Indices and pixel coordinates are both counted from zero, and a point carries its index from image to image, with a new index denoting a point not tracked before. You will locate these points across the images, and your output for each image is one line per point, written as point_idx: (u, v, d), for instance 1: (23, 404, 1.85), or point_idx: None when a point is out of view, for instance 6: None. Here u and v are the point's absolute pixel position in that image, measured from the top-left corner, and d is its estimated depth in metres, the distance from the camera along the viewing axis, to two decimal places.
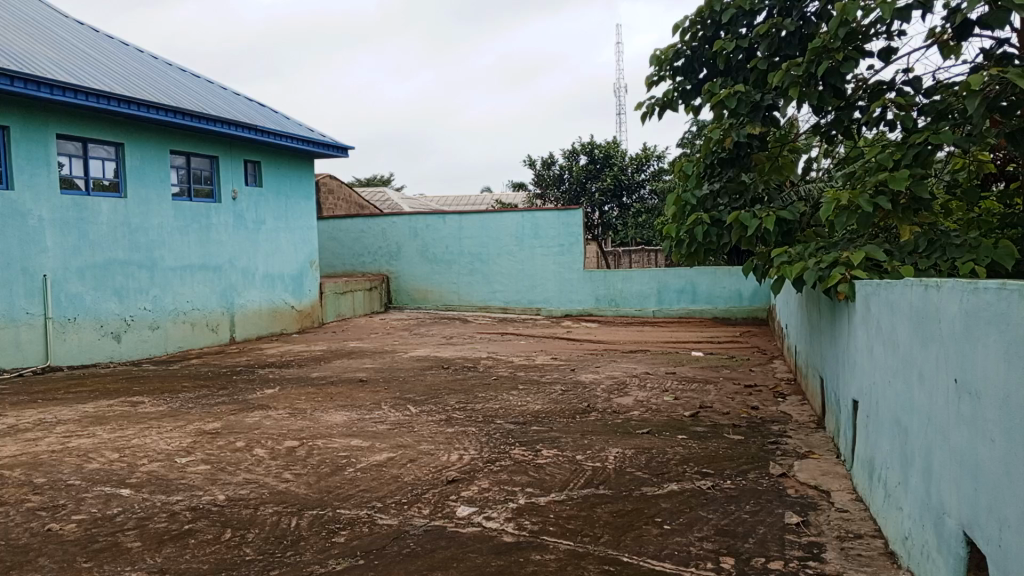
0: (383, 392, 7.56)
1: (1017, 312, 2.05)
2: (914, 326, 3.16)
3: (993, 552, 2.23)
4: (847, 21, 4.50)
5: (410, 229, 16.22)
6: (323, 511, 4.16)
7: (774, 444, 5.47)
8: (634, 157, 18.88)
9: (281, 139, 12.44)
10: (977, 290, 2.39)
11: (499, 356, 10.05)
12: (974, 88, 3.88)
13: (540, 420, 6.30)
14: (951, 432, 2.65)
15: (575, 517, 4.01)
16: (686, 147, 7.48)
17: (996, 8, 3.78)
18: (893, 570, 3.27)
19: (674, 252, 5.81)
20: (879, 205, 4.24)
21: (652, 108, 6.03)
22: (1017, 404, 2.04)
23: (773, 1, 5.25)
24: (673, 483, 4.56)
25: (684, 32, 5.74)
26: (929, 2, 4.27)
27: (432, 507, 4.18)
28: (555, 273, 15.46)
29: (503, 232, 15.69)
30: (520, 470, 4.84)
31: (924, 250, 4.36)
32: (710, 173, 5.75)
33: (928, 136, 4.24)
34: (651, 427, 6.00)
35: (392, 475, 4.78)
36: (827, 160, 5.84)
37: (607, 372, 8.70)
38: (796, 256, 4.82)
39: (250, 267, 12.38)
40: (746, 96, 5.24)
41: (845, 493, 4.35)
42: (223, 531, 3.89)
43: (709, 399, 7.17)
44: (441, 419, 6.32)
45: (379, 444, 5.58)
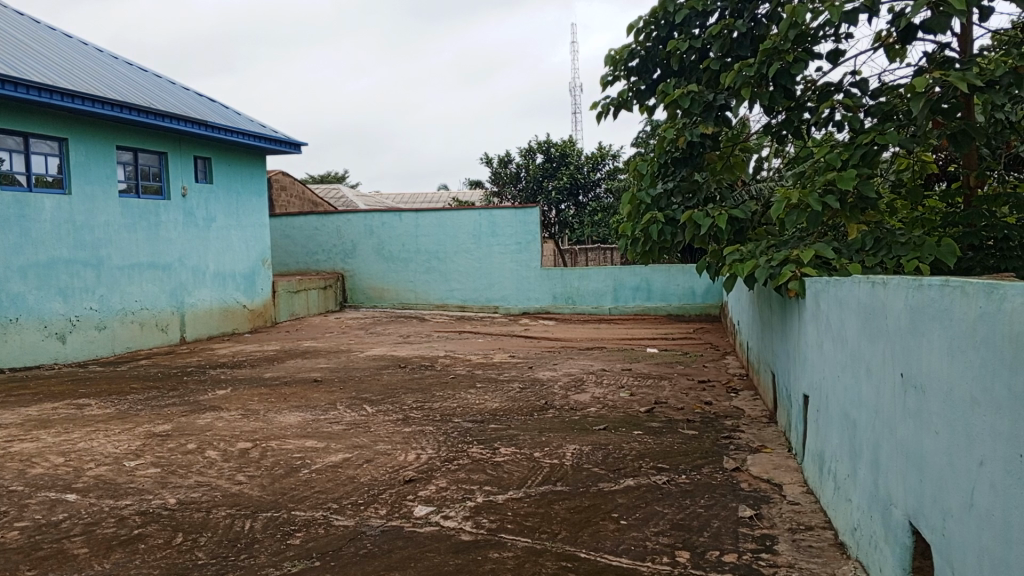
0: (339, 393, 7.47)
1: (959, 307, 2.12)
2: (862, 323, 3.24)
3: (937, 542, 2.30)
4: (796, 23, 4.58)
5: (366, 226, 16.08)
6: (278, 514, 4.09)
7: (727, 439, 5.56)
8: (590, 156, 18.97)
9: (233, 134, 12.21)
10: (921, 286, 2.47)
11: (457, 355, 10.02)
12: (918, 90, 3.99)
13: (498, 418, 6.30)
14: (897, 426, 2.72)
15: (532, 514, 4.02)
16: (641, 146, 7.55)
17: (939, 12, 3.89)
18: (842, 560, 3.35)
19: (629, 251, 5.85)
20: (828, 204, 4.34)
21: (607, 107, 6.07)
22: (959, 396, 2.11)
23: (725, 2, 5.32)
24: (629, 479, 4.61)
25: (639, 32, 5.80)
26: (875, 5, 4.37)
27: (390, 507, 4.15)
28: (512, 271, 15.49)
29: (460, 230, 15.65)
30: (477, 469, 4.83)
31: (870, 248, 4.47)
32: (664, 173, 5.84)
33: (874, 136, 4.34)
34: (608, 424, 6.05)
35: (348, 476, 4.73)
36: (777, 160, 5.95)
37: (564, 370, 8.74)
38: (748, 254, 4.91)
39: (201, 265, 12.13)
40: (699, 96, 5.29)
41: (796, 486, 4.45)
42: (173, 536, 3.80)
43: (663, 395, 7.26)
44: (399, 419, 6.28)
45: (335, 444, 5.52)
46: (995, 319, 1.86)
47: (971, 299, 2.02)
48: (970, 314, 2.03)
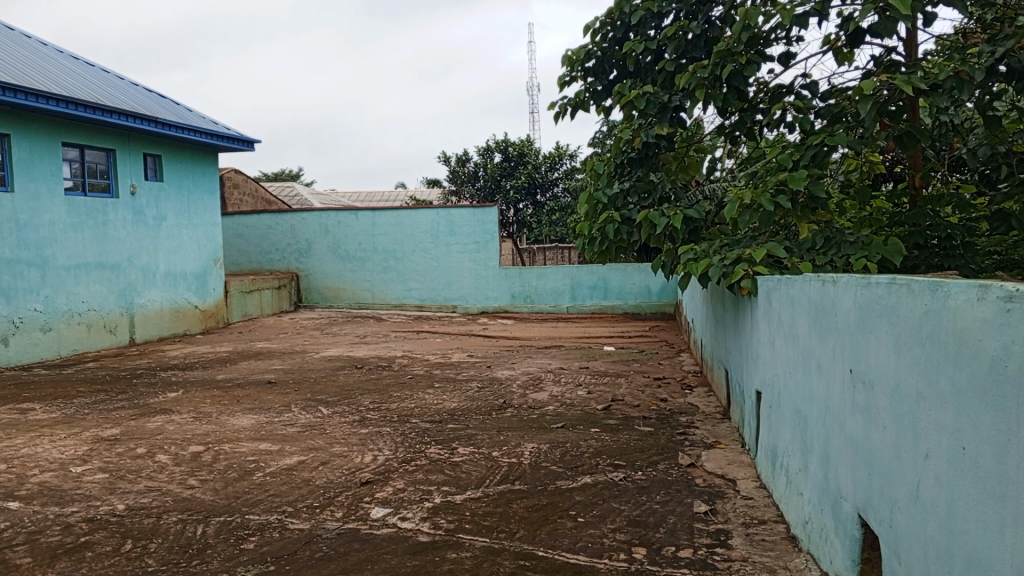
0: (294, 394, 7.35)
1: (906, 305, 2.17)
2: (813, 320, 3.30)
3: (884, 533, 2.35)
4: (749, 26, 4.64)
5: (321, 225, 15.87)
6: (231, 518, 4.01)
7: (682, 435, 5.63)
8: (548, 156, 19.02)
9: (183, 131, 11.93)
10: (870, 284, 2.51)
11: (414, 355, 9.95)
12: (866, 93, 4.08)
13: (457, 418, 6.27)
14: (846, 421, 2.78)
15: (490, 514, 4.01)
16: (599, 146, 7.60)
17: (886, 18, 3.99)
18: (794, 553, 3.41)
19: (586, 250, 5.87)
20: (779, 204, 4.42)
21: (564, 108, 6.07)
22: (906, 390, 2.16)
23: (680, 5, 5.37)
24: (587, 476, 4.63)
25: (595, 33, 5.82)
26: (825, 9, 4.46)
27: (346, 510, 4.10)
28: (470, 270, 15.46)
29: (417, 229, 15.56)
30: (435, 469, 4.81)
31: (821, 247, 4.56)
32: (620, 173, 5.88)
33: (824, 138, 4.42)
34: (565, 422, 6.07)
35: (304, 478, 4.66)
36: (730, 160, 6.04)
37: (523, 369, 8.75)
38: (702, 253, 4.97)
39: (151, 265, 11.84)
40: (654, 97, 5.33)
41: (749, 481, 4.52)
42: (123, 543, 3.69)
43: (620, 392, 7.32)
44: (355, 420, 6.21)
45: (290, 447, 5.43)
46: (940, 316, 1.91)
47: (918, 296, 2.07)
48: (917, 311, 2.07)
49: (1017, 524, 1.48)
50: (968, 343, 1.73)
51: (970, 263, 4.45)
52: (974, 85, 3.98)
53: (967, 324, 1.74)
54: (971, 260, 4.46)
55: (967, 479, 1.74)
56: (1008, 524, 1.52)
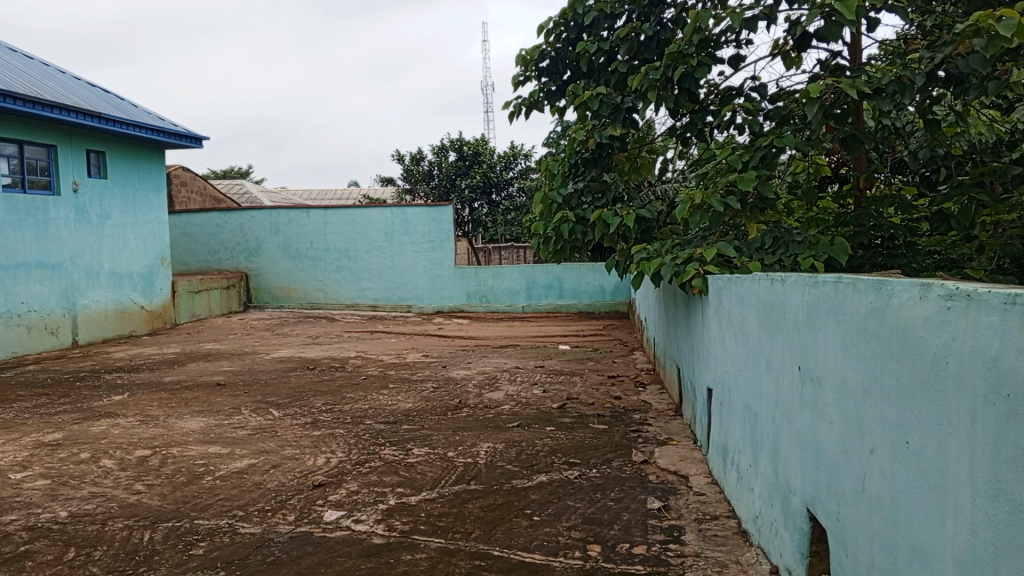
0: (244, 396, 7.22)
1: (851, 303, 2.22)
2: (762, 318, 3.36)
3: (833, 526, 2.41)
4: (700, 28, 4.70)
5: (272, 224, 15.60)
6: (180, 523, 3.91)
7: (636, 432, 5.69)
8: (503, 155, 19.06)
9: (128, 127, 11.60)
10: (817, 283, 2.57)
11: (368, 355, 9.85)
12: (813, 96, 4.18)
13: (412, 418, 6.24)
14: (795, 417, 2.84)
15: (445, 514, 3.99)
16: (553, 146, 7.62)
17: (831, 22, 4.08)
18: (745, 547, 3.47)
19: (541, 249, 5.88)
20: (729, 205, 4.49)
21: (519, 108, 6.08)
22: (852, 386, 2.21)
23: (633, 6, 5.41)
24: (542, 475, 4.65)
25: (549, 33, 5.84)
26: (773, 13, 4.54)
27: (299, 513, 4.04)
28: (425, 270, 15.40)
29: (371, 228, 15.42)
30: (390, 470, 4.77)
31: (770, 247, 4.65)
32: (574, 173, 5.92)
33: (773, 139, 4.51)
34: (521, 420, 6.08)
35: (255, 482, 4.57)
36: (681, 161, 6.12)
37: (478, 368, 8.74)
38: (654, 252, 5.02)
39: (94, 264, 11.49)
40: (607, 98, 5.36)
41: (701, 477, 4.59)
42: (65, 551, 3.58)
43: (575, 391, 7.36)
44: (308, 422, 6.12)
45: (241, 450, 5.32)
46: (884, 313, 1.96)
47: (863, 294, 2.13)
48: (862, 308, 2.13)
49: (957, 514, 1.53)
50: (911, 340, 1.78)
51: (912, 263, 4.58)
52: (915, 89, 4.09)
53: (910, 321, 1.79)
54: (912, 259, 4.58)
55: (910, 471, 1.79)
56: (949, 515, 1.57)
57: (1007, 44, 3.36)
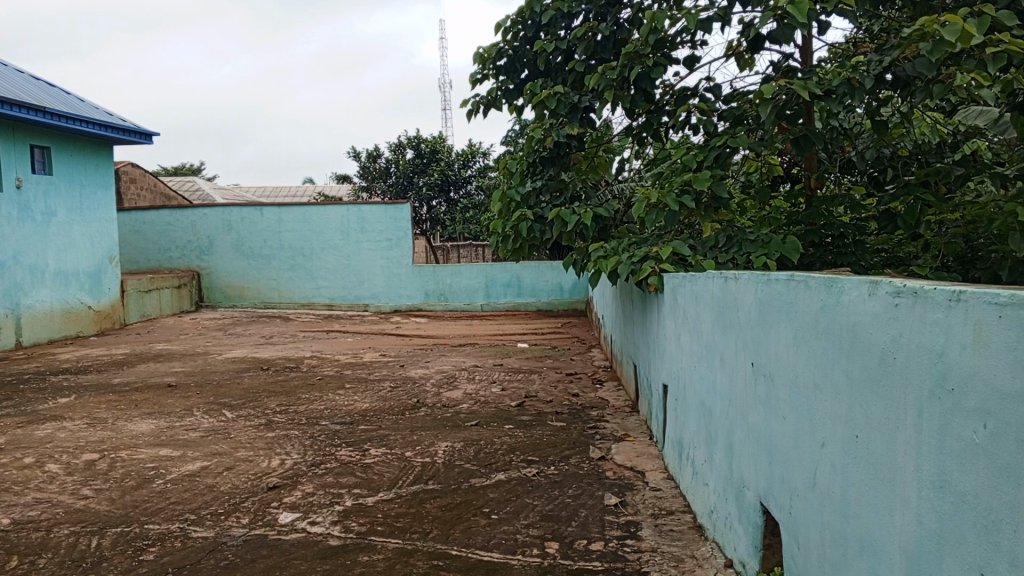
0: (196, 398, 7.06)
1: (803, 300, 2.27)
2: (716, 315, 3.40)
3: (785, 519, 2.45)
4: (656, 29, 4.73)
5: (224, 221, 15.30)
6: (129, 528, 3.81)
7: (593, 429, 5.72)
8: (461, 154, 19.06)
9: (75, 122, 11.26)
10: (769, 281, 2.62)
11: (324, 355, 9.73)
12: (766, 96, 4.24)
13: (368, 418, 6.18)
14: (748, 412, 2.89)
15: (403, 515, 3.96)
16: (511, 145, 7.62)
17: (783, 25, 4.15)
18: (701, 541, 3.52)
19: (499, 247, 5.87)
20: (684, 204, 4.54)
21: (476, 106, 6.06)
22: (804, 382, 2.25)
23: (590, 6, 5.42)
24: (501, 473, 4.65)
25: (506, 32, 5.83)
26: (727, 15, 4.61)
27: (253, 516, 3.97)
28: (382, 268, 15.29)
29: (327, 226, 15.23)
30: (346, 471, 4.71)
31: (723, 245, 4.72)
32: (532, 171, 5.93)
33: (726, 139, 4.57)
34: (479, 419, 6.07)
35: (207, 485, 4.48)
36: (637, 161, 6.17)
37: (436, 367, 8.70)
38: (611, 251, 5.05)
39: (39, 263, 11.12)
40: (564, 97, 5.36)
41: (657, 472, 4.64)
42: (7, 560, 3.45)
43: (533, 388, 7.39)
44: (262, 423, 6.02)
45: (192, 452, 5.21)
46: (835, 310, 2.00)
47: (814, 292, 2.17)
48: (813, 306, 2.17)
49: (904, 507, 1.57)
50: (860, 336, 1.82)
51: (861, 261, 4.66)
52: (863, 91, 4.19)
53: (859, 319, 1.83)
54: (861, 257, 4.67)
55: (859, 465, 1.83)
56: (897, 506, 1.61)
57: (950, 49, 3.44)
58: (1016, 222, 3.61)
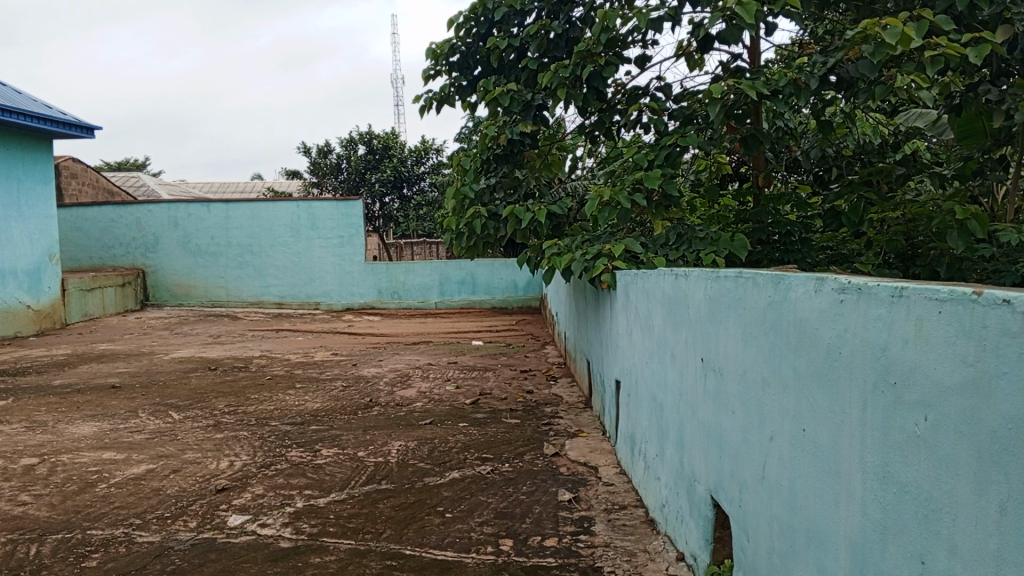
0: (141, 399, 6.87)
1: (751, 296, 2.30)
2: (667, 312, 3.44)
3: (735, 512, 2.49)
4: (608, 28, 4.74)
5: (169, 218, 14.91)
6: (71, 534, 3.69)
7: (547, 426, 5.75)
8: (414, 150, 18.97)
9: (13, 115, 10.85)
10: (718, 278, 2.66)
11: (274, 355, 9.56)
12: (715, 96, 4.30)
13: (320, 418, 6.09)
14: (699, 407, 2.93)
15: (356, 515, 3.91)
16: (465, 142, 7.58)
17: (732, 25, 4.21)
18: (653, 535, 3.56)
19: (454, 245, 5.85)
20: (636, 202, 4.58)
21: (429, 101, 6.01)
22: (751, 376, 2.30)
23: (542, 4, 5.41)
24: (455, 471, 4.63)
25: (459, 28, 5.80)
26: (677, 14, 4.66)
27: (201, 519, 3.88)
28: (334, 266, 15.12)
29: (276, 223, 14.97)
30: (297, 472, 4.64)
31: (674, 243, 4.78)
32: (486, 168, 5.92)
33: (677, 139, 4.62)
34: (433, 418, 6.04)
35: (153, 488, 4.36)
36: (590, 160, 6.20)
37: (389, 365, 8.63)
38: (565, 248, 5.07)
39: None
40: (517, 95, 5.35)
41: (610, 467, 4.69)
42: None
43: (487, 386, 7.39)
44: (209, 425, 5.89)
45: (137, 455, 5.07)
46: (782, 306, 2.04)
47: (761, 288, 2.21)
48: (760, 302, 2.21)
49: (849, 499, 1.61)
50: (807, 331, 1.86)
51: (807, 258, 4.75)
52: (809, 91, 4.27)
53: (805, 315, 1.87)
54: (807, 255, 4.75)
55: (806, 458, 1.87)
56: (842, 498, 1.65)
57: (891, 51, 3.54)
58: (954, 220, 3.72)
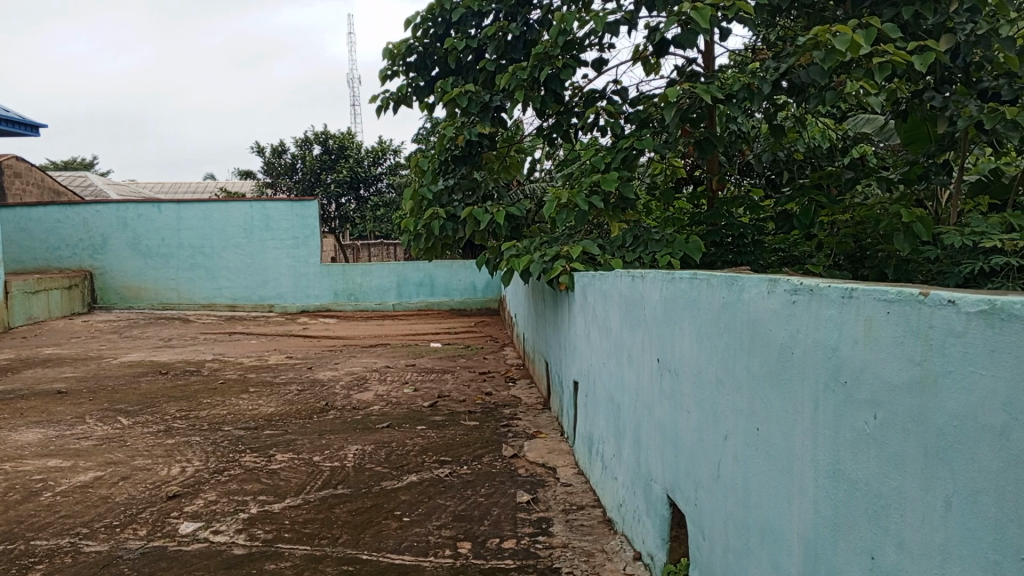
0: (88, 405, 6.67)
1: (706, 297, 2.33)
2: (624, 313, 3.46)
3: (691, 510, 2.52)
4: (565, 31, 4.76)
5: (118, 219, 14.54)
6: (13, 545, 3.57)
7: (506, 427, 5.75)
8: (371, 150, 18.83)
9: None
10: (674, 279, 2.68)
11: (227, 358, 9.38)
12: (670, 100, 4.34)
13: (274, 422, 6.00)
14: (655, 407, 2.95)
15: (311, 521, 3.86)
16: (423, 143, 7.53)
17: (687, 30, 4.25)
18: (610, 535, 3.58)
19: (412, 246, 5.81)
20: (593, 204, 4.61)
21: (386, 102, 5.97)
22: (707, 376, 2.32)
23: (500, 6, 5.42)
24: (412, 475, 4.59)
25: (416, 28, 5.77)
26: (633, 18, 4.70)
27: (151, 527, 3.78)
28: (289, 268, 14.91)
29: (229, 224, 14.70)
30: (251, 478, 4.55)
31: (630, 245, 4.81)
32: (445, 170, 5.90)
33: (633, 141, 4.64)
34: (391, 421, 5.99)
35: (101, 496, 4.24)
36: (548, 162, 6.23)
37: (346, 369, 8.53)
38: (523, 250, 5.08)
39: None
40: (475, 96, 5.33)
41: (568, 468, 4.70)
42: None
43: (446, 388, 7.36)
44: (160, 430, 5.75)
45: (84, 462, 4.92)
46: (736, 307, 2.06)
47: (715, 290, 2.24)
48: (715, 303, 2.24)
49: (802, 496, 1.64)
50: (760, 332, 1.89)
51: (759, 260, 4.83)
52: (762, 96, 4.35)
53: (759, 316, 1.90)
54: (760, 256, 4.84)
55: (759, 456, 1.90)
56: (795, 495, 1.68)
57: (841, 58, 3.63)
58: (900, 223, 3.83)
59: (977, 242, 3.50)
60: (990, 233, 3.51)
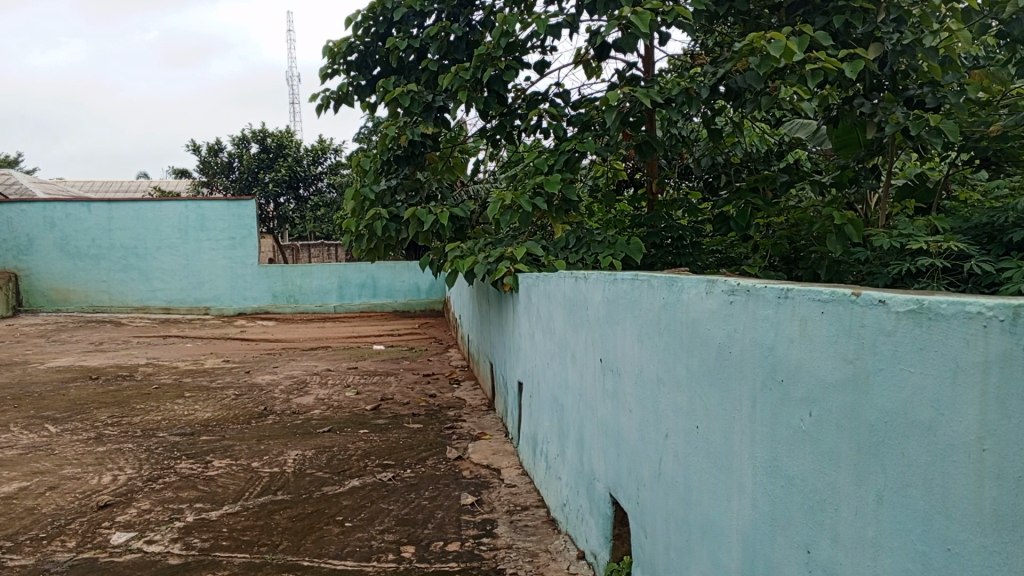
0: (12, 412, 6.37)
1: (647, 298, 2.36)
2: (567, 313, 3.48)
3: (633, 508, 2.55)
4: (507, 33, 4.75)
5: (44, 218, 13.94)
6: None
7: (450, 429, 5.72)
8: (311, 149, 18.54)
9: None
10: (615, 279, 2.71)
11: (162, 362, 9.10)
12: (611, 103, 4.38)
13: (211, 428, 5.84)
14: (598, 406, 2.98)
15: (250, 528, 3.77)
16: (365, 142, 7.45)
17: (627, 34, 4.29)
18: (554, 535, 3.60)
19: (354, 247, 5.74)
20: (536, 205, 4.63)
21: (327, 100, 5.88)
22: (648, 375, 2.35)
23: (442, 6, 5.39)
24: (355, 479, 4.53)
25: (357, 27, 5.69)
26: (575, 21, 4.73)
27: (80, 538, 3.64)
28: (226, 269, 14.56)
29: (163, 224, 14.26)
30: (187, 485, 4.43)
31: (573, 246, 4.83)
32: (387, 170, 5.84)
33: (575, 144, 4.66)
34: (332, 425, 5.89)
35: (26, 507, 4.05)
36: (491, 163, 6.24)
37: (286, 372, 8.37)
38: (468, 251, 5.06)
39: None
40: (418, 96, 5.28)
41: (512, 468, 4.71)
42: None
43: (389, 390, 7.29)
44: (90, 437, 5.53)
45: (7, 472, 4.70)
46: (676, 307, 2.09)
47: (656, 290, 2.26)
48: (655, 303, 2.27)
49: (740, 493, 1.67)
50: (699, 331, 1.92)
51: (697, 261, 4.93)
52: (700, 101, 4.44)
53: (698, 315, 1.93)
54: (698, 257, 4.94)
55: (700, 453, 1.93)
56: (732, 492, 1.72)
57: (775, 64, 3.71)
58: (832, 225, 3.95)
59: (904, 244, 3.64)
60: (915, 235, 3.65)
